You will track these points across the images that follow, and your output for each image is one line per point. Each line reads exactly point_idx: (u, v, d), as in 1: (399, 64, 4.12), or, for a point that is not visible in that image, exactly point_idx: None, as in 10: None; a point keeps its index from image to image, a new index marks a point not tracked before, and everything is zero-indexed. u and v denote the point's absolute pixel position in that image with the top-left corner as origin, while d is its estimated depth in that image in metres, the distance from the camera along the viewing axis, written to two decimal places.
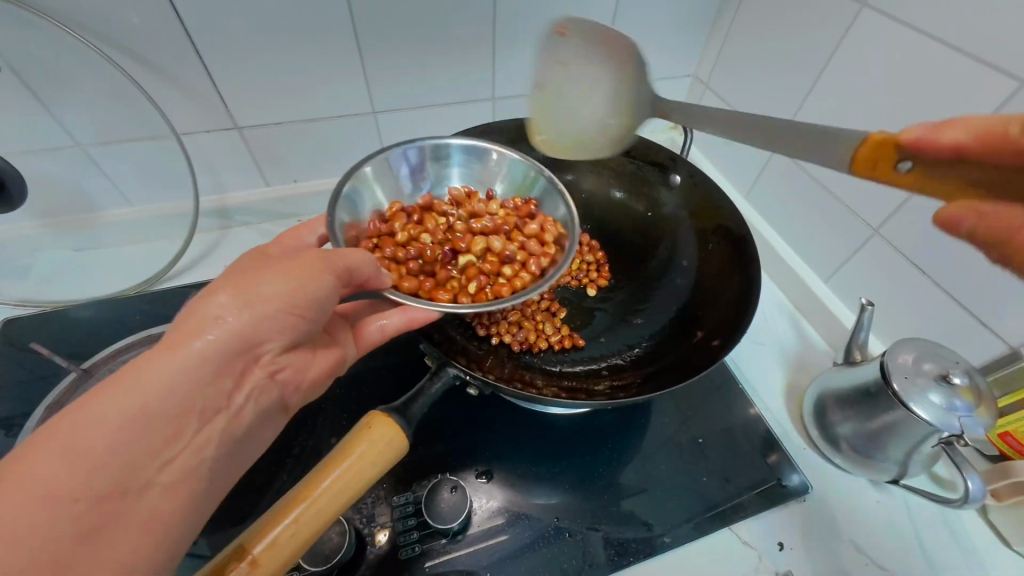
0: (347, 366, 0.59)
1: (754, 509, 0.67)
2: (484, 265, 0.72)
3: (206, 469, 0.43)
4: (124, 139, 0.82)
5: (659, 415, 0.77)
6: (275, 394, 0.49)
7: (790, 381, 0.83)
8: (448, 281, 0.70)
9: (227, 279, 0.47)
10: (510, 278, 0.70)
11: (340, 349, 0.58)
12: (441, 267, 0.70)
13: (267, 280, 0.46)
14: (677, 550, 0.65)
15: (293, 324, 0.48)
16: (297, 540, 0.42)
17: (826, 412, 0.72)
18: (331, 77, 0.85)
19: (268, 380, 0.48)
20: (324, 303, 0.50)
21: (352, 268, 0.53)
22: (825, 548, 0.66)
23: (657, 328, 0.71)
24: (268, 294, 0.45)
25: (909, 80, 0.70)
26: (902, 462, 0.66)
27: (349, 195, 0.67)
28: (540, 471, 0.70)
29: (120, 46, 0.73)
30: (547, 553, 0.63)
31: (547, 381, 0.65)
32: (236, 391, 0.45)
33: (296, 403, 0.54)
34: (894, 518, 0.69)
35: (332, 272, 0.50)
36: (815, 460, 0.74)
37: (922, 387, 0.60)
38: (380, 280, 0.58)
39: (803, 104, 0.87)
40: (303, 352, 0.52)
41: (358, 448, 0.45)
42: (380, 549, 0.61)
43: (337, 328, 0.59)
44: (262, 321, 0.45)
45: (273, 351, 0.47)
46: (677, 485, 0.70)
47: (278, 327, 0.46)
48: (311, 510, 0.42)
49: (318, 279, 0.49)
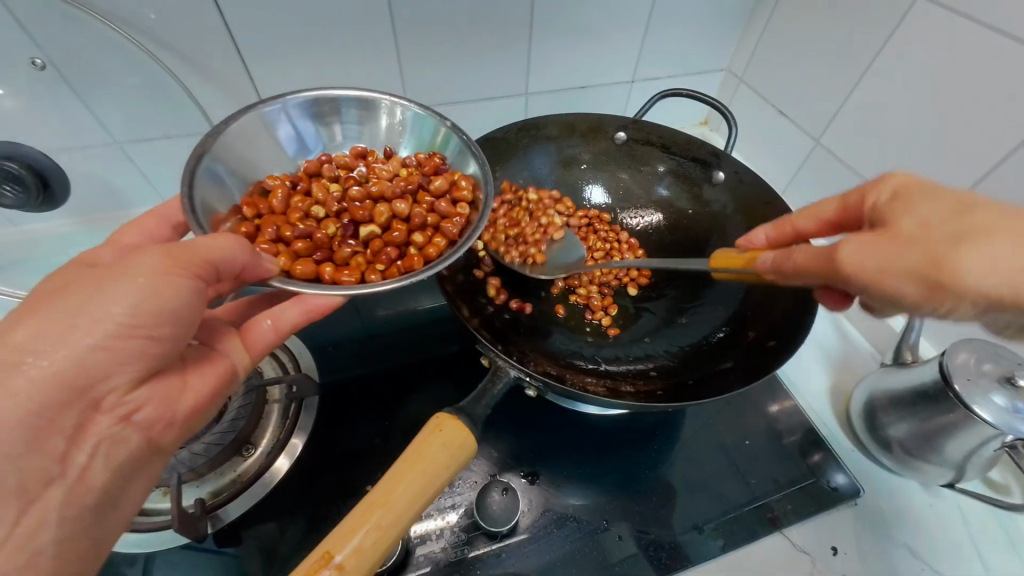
0: (241, 378, 0.54)
1: (806, 513, 0.66)
2: (394, 238, 0.65)
3: (57, 532, 0.42)
4: (160, 136, 0.81)
5: (703, 416, 0.75)
6: (137, 440, 0.46)
7: (834, 382, 0.81)
8: (350, 260, 0.62)
9: (37, 300, 0.43)
10: (421, 248, 0.64)
11: (225, 362, 0.52)
12: (338, 243, 0.64)
13: (110, 302, 0.42)
14: (729, 555, 0.63)
15: (142, 350, 0.44)
16: (380, 545, 0.41)
17: (878, 414, 0.70)
18: (368, 74, 0.84)
19: (121, 424, 0.45)
20: (183, 320, 0.46)
21: (211, 265, 0.46)
22: (880, 553, 0.64)
23: (705, 328, 0.70)
24: (90, 321, 0.42)
25: (966, 73, 0.68)
26: (958, 467, 0.64)
27: (211, 173, 0.58)
28: (585, 473, 0.69)
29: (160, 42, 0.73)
30: (598, 556, 0.62)
31: (596, 381, 0.64)
32: (74, 449, 0.43)
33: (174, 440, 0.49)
34: (949, 522, 0.68)
35: (189, 274, 0.45)
36: (864, 462, 0.72)
37: (983, 389, 0.59)
38: (260, 267, 0.51)
39: (846, 99, 0.85)
40: (165, 381, 0.47)
41: (430, 452, 0.45)
42: (429, 551, 0.60)
43: (219, 335, 0.54)
44: (85, 358, 0.42)
45: (116, 391, 0.44)
46: (725, 487, 0.69)
47: (118, 359, 0.43)
48: (390, 515, 0.42)
49: (164, 299, 0.44)
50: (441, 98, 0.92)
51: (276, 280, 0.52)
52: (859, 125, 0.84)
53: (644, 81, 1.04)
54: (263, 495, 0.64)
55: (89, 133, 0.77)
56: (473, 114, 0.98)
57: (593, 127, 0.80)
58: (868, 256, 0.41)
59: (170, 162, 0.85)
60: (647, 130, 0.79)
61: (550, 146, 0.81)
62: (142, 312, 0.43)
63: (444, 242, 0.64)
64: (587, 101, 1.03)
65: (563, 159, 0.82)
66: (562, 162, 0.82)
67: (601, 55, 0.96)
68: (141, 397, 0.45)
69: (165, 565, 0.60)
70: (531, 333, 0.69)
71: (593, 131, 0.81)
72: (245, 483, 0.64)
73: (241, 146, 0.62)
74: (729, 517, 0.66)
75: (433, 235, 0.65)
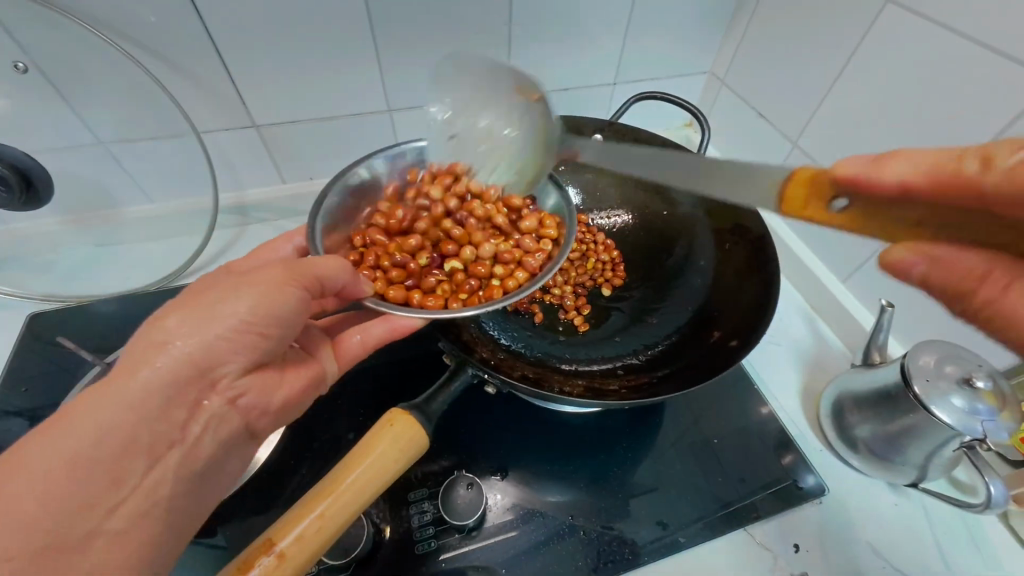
0: (328, 382, 0.61)
1: (769, 510, 0.67)
2: (476, 270, 0.70)
3: (164, 504, 0.44)
4: (145, 137, 0.83)
5: (673, 415, 0.76)
6: (237, 421, 0.50)
7: (806, 382, 0.82)
8: (435, 288, 0.67)
9: (178, 299, 0.47)
10: (501, 282, 0.69)
11: (318, 365, 0.59)
12: (425, 274, 0.69)
13: (234, 300, 0.47)
14: (691, 551, 0.64)
15: (254, 344, 0.48)
16: (324, 534, 0.43)
17: (845, 414, 0.71)
18: (349, 76, 0.86)
19: (227, 406, 0.48)
20: (290, 321, 0.50)
21: (322, 277, 0.52)
22: (842, 551, 0.65)
23: (671, 328, 0.71)
24: (222, 314, 0.46)
25: (934, 77, 0.69)
26: (921, 467, 0.65)
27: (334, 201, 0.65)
28: (554, 469, 0.70)
29: (142, 45, 0.74)
30: (562, 550, 0.63)
31: (562, 379, 0.65)
32: (191, 423, 0.45)
33: (264, 427, 0.54)
34: (912, 521, 0.69)
35: (300, 285, 0.50)
36: (831, 461, 0.73)
37: (942, 392, 0.59)
38: (358, 289, 0.57)
39: (822, 102, 0.86)
40: (269, 374, 0.52)
41: (380, 447, 0.47)
42: (395, 544, 0.62)
43: (316, 344, 0.62)
44: (211, 345, 0.45)
45: (229, 376, 0.48)
46: (691, 484, 0.70)
47: (235, 349, 0.47)
48: (337, 505, 0.44)
49: (284, 295, 0.49)
50: (422, 101, 0.93)
51: (370, 302, 0.57)
52: (835, 128, 0.84)
53: (626, 84, 1.05)
54: (235, 489, 0.65)
55: (75, 134, 0.79)
56: None
57: (569, 130, 0.81)
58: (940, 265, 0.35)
59: (156, 162, 0.87)
60: (621, 133, 0.81)
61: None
62: (264, 309, 0.48)
63: (524, 276, 0.68)
64: (568, 104, 1.05)
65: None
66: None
67: (582, 58, 0.97)
68: (247, 385, 0.50)
69: None
70: (501, 332, 0.70)
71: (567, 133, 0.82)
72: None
73: (360, 188, 0.70)
74: (695, 513, 0.67)
75: (515, 270, 0.70)
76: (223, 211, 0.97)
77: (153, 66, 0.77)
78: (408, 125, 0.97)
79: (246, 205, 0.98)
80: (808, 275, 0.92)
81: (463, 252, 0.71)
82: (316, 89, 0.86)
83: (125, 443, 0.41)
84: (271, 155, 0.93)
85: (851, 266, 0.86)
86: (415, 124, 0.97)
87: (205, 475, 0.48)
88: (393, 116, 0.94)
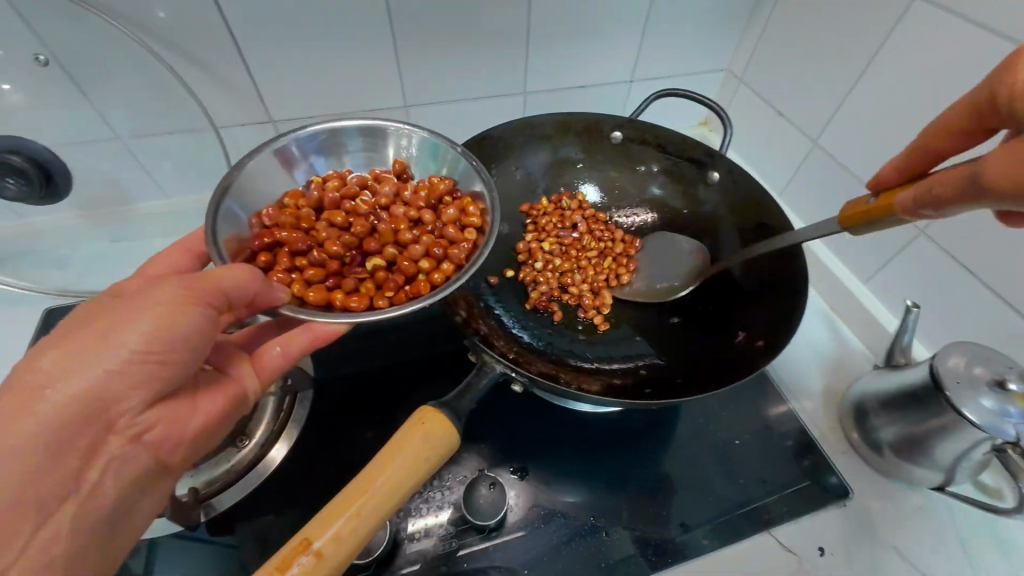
0: (253, 402, 0.55)
1: (794, 513, 0.66)
2: (403, 264, 0.66)
3: (68, 551, 0.42)
4: (163, 132, 0.83)
5: (694, 416, 0.75)
6: (145, 458, 0.46)
7: (827, 384, 0.81)
8: (359, 286, 0.63)
9: (62, 329, 0.43)
10: (428, 274, 0.65)
11: (238, 385, 0.53)
12: (348, 268, 0.65)
13: (134, 328, 0.43)
14: (715, 553, 0.64)
15: (151, 374, 0.44)
16: (359, 532, 0.42)
17: (869, 417, 0.70)
18: (366, 72, 0.85)
19: (129, 445, 0.45)
20: (195, 344, 0.46)
21: (227, 289, 0.47)
22: (868, 555, 0.64)
23: (694, 327, 0.70)
24: (115, 342, 0.42)
25: (963, 74, 0.68)
26: (948, 470, 0.64)
27: (229, 206, 0.59)
28: (574, 470, 0.69)
29: (161, 39, 0.74)
30: (585, 552, 0.62)
31: (586, 379, 0.64)
32: (86, 469, 0.43)
33: (179, 460, 0.49)
34: (939, 526, 0.68)
35: (203, 303, 0.46)
36: (854, 464, 0.72)
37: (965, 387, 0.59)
38: (271, 296, 0.52)
39: (844, 100, 0.84)
40: (177, 403, 0.48)
41: (413, 444, 0.46)
42: (417, 544, 0.61)
43: (234, 360, 0.55)
44: (101, 385, 0.42)
45: (129, 411, 0.44)
46: (714, 486, 0.69)
47: (134, 382, 0.43)
48: (371, 503, 0.43)
49: (183, 317, 0.44)
50: (439, 97, 0.92)
51: (287, 309, 0.53)
52: (856, 127, 0.83)
53: (643, 81, 1.04)
54: (254, 487, 0.65)
55: (91, 128, 0.79)
56: (471, 113, 0.98)
57: (589, 127, 0.80)
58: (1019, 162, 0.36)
59: (170, 157, 0.86)
60: (641, 130, 0.80)
61: (545, 144, 0.81)
62: (169, 336, 0.44)
63: (452, 267, 0.65)
64: (584, 102, 1.04)
65: (557, 158, 0.82)
66: (557, 161, 0.82)
67: (600, 55, 0.96)
68: (154, 420, 0.46)
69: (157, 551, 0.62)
70: (523, 330, 0.70)
71: (587, 130, 0.81)
72: (241, 473, 0.65)
73: (258, 181, 0.63)
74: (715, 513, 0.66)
75: (441, 259, 0.66)
76: None
77: (171, 59, 0.76)
78: (424, 122, 0.97)
79: None
80: (828, 276, 0.91)
81: (383, 243, 0.67)
82: (333, 85, 0.85)
83: (16, 495, 0.39)
84: None
85: (874, 267, 0.85)
86: (431, 121, 0.97)
87: (123, 515, 0.46)
88: (410, 112, 0.94)
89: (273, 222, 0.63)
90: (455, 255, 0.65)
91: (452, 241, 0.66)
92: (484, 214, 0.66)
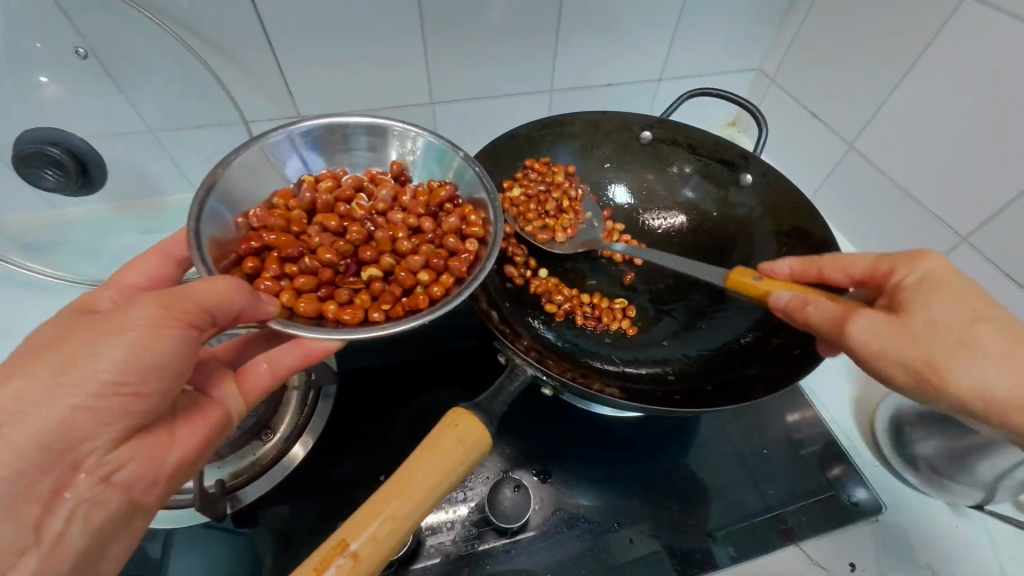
0: (234, 423, 0.54)
1: (824, 527, 0.65)
2: (399, 275, 0.63)
3: None
4: (193, 125, 0.83)
5: (720, 423, 0.74)
6: (118, 500, 0.44)
7: (858, 394, 0.79)
8: (353, 298, 0.60)
9: (20, 359, 0.41)
10: (426, 287, 0.62)
11: (219, 408, 0.52)
12: (341, 279, 0.62)
13: (100, 356, 0.41)
14: (741, 565, 0.62)
15: (126, 407, 0.43)
16: (396, 533, 0.43)
17: (905, 430, 0.68)
18: (394, 67, 0.85)
19: (100, 485, 0.43)
20: (170, 372, 0.44)
21: (209, 308, 0.45)
22: (901, 574, 0.62)
23: (724, 333, 0.69)
24: (83, 374, 0.40)
25: (1015, 76, 0.65)
26: (988, 488, 0.62)
27: (215, 204, 0.57)
28: (598, 474, 0.68)
29: (195, 32, 0.74)
30: (608, 558, 0.62)
31: (613, 382, 0.63)
32: (51, 513, 0.41)
33: (153, 498, 0.47)
34: (975, 545, 0.65)
35: (181, 324, 0.44)
36: (886, 477, 0.70)
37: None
38: (260, 310, 0.49)
39: (885, 101, 0.82)
40: (152, 435, 0.46)
41: (447, 446, 0.46)
42: (440, 544, 0.61)
43: (215, 380, 0.54)
44: (67, 420, 0.40)
45: (98, 450, 0.42)
46: (740, 495, 0.68)
47: (103, 417, 0.42)
48: (407, 505, 0.43)
49: (162, 341, 0.43)
50: (465, 93, 0.92)
51: (276, 323, 0.50)
52: (895, 130, 0.81)
53: (672, 79, 1.02)
54: (278, 480, 0.65)
55: (125, 120, 0.80)
56: (497, 110, 0.98)
57: (619, 126, 0.79)
58: (880, 335, 0.47)
59: (201, 150, 0.87)
60: (673, 131, 0.79)
61: (574, 143, 0.80)
62: (134, 364, 0.42)
63: (452, 279, 0.62)
64: (611, 100, 1.02)
65: (586, 159, 0.81)
66: (585, 162, 0.81)
67: (629, 53, 0.95)
68: (127, 455, 0.44)
69: (181, 542, 0.63)
70: (549, 330, 0.69)
71: (617, 131, 0.80)
72: (265, 466, 0.66)
73: (246, 179, 0.62)
74: (741, 523, 0.65)
75: (441, 271, 0.63)
76: None
77: (205, 53, 0.77)
78: (449, 118, 0.96)
79: None
80: None
81: (380, 252, 0.64)
82: (361, 80, 0.85)
83: None
84: None
85: None
86: (456, 117, 0.96)
87: (98, 552, 0.44)
88: (436, 108, 0.93)
89: (262, 225, 0.61)
90: (453, 267, 0.61)
91: (453, 251, 0.64)
92: (486, 223, 0.64)
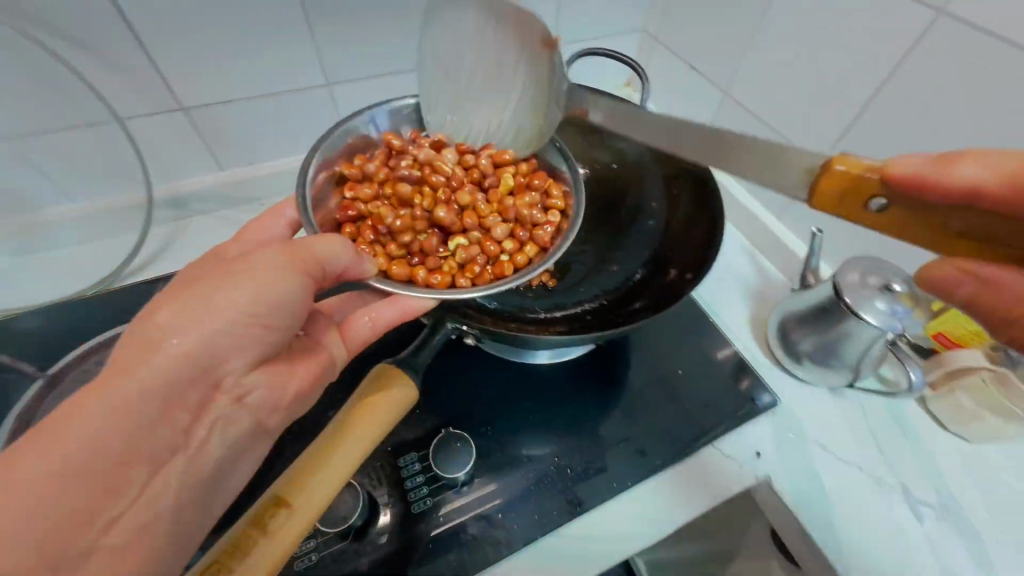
0: (337, 369, 0.58)
1: (734, 427, 0.74)
2: (485, 245, 0.70)
3: (169, 511, 0.45)
4: (56, 127, 0.76)
5: (640, 356, 0.81)
6: (246, 419, 0.50)
7: (754, 313, 0.89)
8: (438, 266, 0.68)
9: (176, 287, 0.48)
10: (511, 254, 0.70)
11: (326, 352, 0.57)
12: (430, 253, 0.68)
13: (233, 293, 0.47)
14: (669, 472, 0.70)
15: (260, 336, 0.49)
16: (333, 482, 0.46)
17: (789, 334, 0.79)
18: (281, 49, 0.81)
19: (234, 406, 0.48)
20: (295, 311, 0.50)
21: (324, 258, 0.53)
22: (797, 453, 0.73)
23: (628, 270, 0.76)
24: (226, 305, 0.46)
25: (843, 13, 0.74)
26: (856, 367, 0.73)
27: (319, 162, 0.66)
28: (536, 418, 0.73)
29: (40, 23, 0.68)
30: (551, 489, 0.67)
31: (537, 326, 0.68)
32: (196, 425, 0.46)
33: (278, 423, 0.53)
34: (852, 420, 0.77)
35: (303, 271, 0.51)
36: (780, 377, 0.81)
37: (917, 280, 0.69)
38: (360, 269, 0.57)
39: (749, 47, 0.90)
40: (277, 368, 0.51)
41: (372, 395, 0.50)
42: (391, 507, 0.63)
43: (321, 329, 0.58)
44: (217, 335, 0.46)
45: (233, 372, 0.48)
46: (664, 414, 0.75)
47: (238, 343, 0.47)
48: (341, 456, 0.46)
49: (287, 282, 0.49)
50: (364, 72, 0.90)
51: (374, 281, 0.59)
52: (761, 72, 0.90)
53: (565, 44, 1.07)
54: None
55: None
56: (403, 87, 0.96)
57: None
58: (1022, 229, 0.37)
59: (72, 156, 0.80)
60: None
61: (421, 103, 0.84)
62: (267, 315, 0.47)
63: (533, 250, 0.70)
64: None
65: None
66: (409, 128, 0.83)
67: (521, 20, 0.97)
68: (259, 380, 0.50)
69: None
70: None
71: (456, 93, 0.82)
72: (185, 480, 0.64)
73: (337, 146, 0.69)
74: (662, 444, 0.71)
75: (525, 241, 0.71)
76: (158, 207, 0.90)
77: (56, 46, 0.70)
78: (351, 99, 0.94)
79: (183, 198, 0.91)
80: (748, 215, 0.98)
81: (467, 223, 0.71)
82: (246, 65, 0.81)
83: (117, 462, 0.42)
84: (205, 140, 0.87)
85: (784, 202, 0.94)
86: (358, 97, 0.94)
87: (224, 476, 0.50)
88: (322, 97, 0.89)
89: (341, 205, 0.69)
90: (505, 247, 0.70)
91: (535, 223, 0.71)
92: (567, 198, 0.72)
